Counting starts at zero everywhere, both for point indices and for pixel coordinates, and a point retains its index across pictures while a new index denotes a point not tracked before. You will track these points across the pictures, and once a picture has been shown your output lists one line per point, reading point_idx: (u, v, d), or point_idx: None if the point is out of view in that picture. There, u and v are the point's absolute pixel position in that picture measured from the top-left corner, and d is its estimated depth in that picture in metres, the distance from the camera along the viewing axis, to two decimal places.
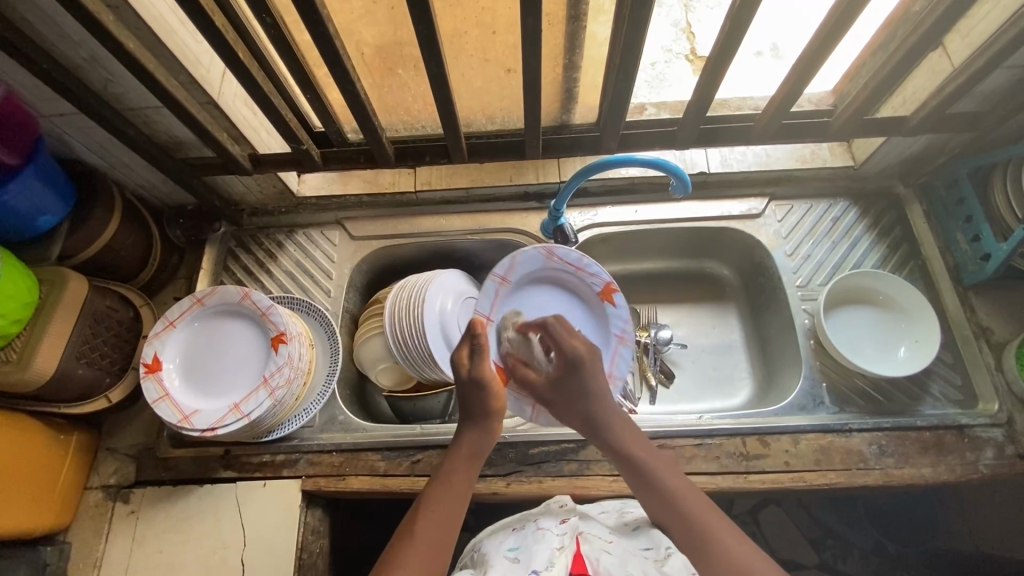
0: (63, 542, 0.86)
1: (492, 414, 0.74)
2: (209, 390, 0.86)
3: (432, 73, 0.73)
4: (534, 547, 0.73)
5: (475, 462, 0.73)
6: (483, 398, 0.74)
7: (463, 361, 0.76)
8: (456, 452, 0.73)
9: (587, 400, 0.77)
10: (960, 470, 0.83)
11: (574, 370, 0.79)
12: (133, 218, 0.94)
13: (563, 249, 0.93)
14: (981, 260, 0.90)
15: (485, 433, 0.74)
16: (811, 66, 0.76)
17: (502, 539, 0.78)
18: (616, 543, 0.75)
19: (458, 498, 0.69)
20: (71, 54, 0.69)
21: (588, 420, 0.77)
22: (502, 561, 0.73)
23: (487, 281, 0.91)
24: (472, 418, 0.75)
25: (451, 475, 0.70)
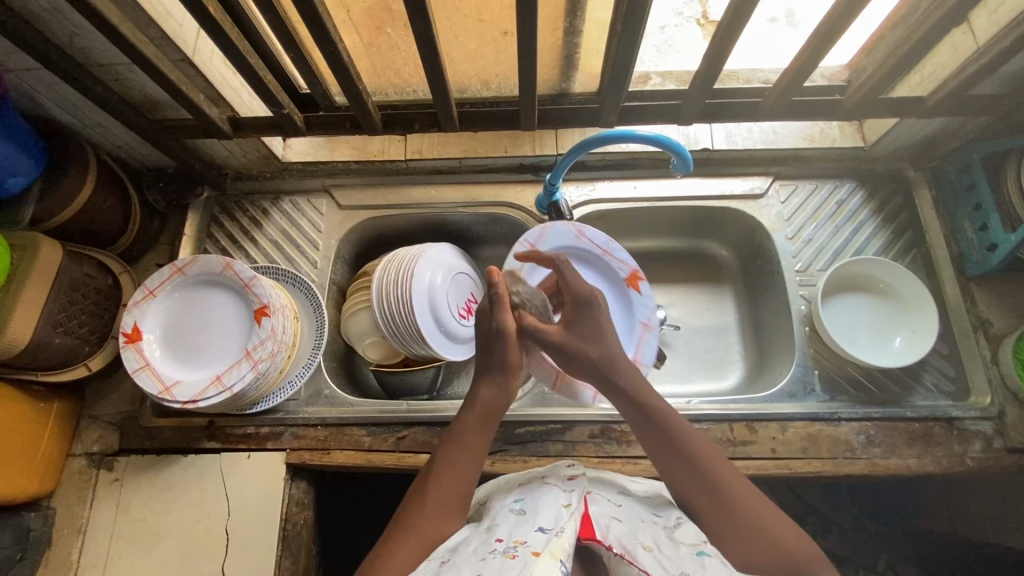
0: (47, 507, 0.87)
1: (510, 369, 0.70)
2: (191, 361, 0.84)
3: (419, 35, 0.68)
4: (542, 501, 0.64)
5: (490, 421, 0.68)
6: (499, 351, 0.70)
7: (485, 313, 0.72)
8: (473, 407, 0.69)
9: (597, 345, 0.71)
10: (947, 462, 0.83)
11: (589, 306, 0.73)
12: (110, 181, 0.90)
13: (593, 230, 0.95)
14: (987, 250, 0.87)
15: (503, 390, 0.70)
16: (828, 38, 0.71)
17: (508, 493, 0.70)
18: (624, 508, 0.66)
19: (474, 461, 0.65)
20: (30, 3, 0.63)
21: (602, 361, 0.70)
22: (506, 515, 0.64)
23: (517, 246, 0.91)
24: (489, 371, 0.70)
25: (465, 435, 0.66)
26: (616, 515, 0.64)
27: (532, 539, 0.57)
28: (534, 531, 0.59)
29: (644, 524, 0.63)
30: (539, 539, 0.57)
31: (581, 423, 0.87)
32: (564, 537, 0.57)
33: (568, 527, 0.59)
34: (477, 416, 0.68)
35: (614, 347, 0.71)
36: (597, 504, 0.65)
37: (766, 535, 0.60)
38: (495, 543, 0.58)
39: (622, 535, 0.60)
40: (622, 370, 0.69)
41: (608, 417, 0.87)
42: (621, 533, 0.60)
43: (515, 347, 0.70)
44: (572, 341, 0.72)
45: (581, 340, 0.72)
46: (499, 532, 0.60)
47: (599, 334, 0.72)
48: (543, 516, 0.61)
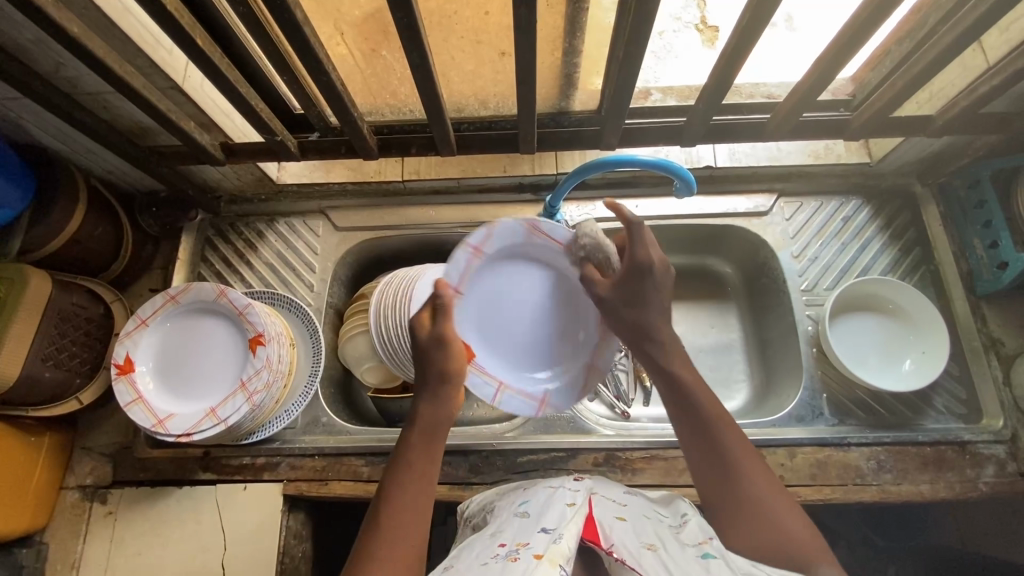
0: (40, 542, 0.85)
1: (449, 377, 0.66)
2: (185, 393, 0.82)
3: (414, 62, 0.66)
4: (546, 503, 0.62)
5: (436, 438, 0.64)
6: (435, 360, 0.66)
7: (424, 321, 0.69)
8: (415, 424, 0.64)
9: (643, 308, 0.69)
10: (960, 487, 0.81)
11: (642, 277, 0.68)
12: (101, 208, 0.88)
13: (549, 222, 0.78)
14: (997, 269, 0.86)
15: (446, 402, 0.65)
16: (836, 61, 0.69)
17: (513, 498, 0.68)
18: (630, 507, 0.64)
19: (424, 481, 0.61)
20: (13, 34, 0.62)
21: (636, 327, 0.69)
22: (511, 519, 0.62)
23: (458, 251, 0.73)
24: (427, 385, 0.66)
25: (411, 454, 0.62)
26: (621, 514, 0.62)
27: (533, 542, 0.55)
28: (536, 533, 0.57)
29: (648, 525, 0.61)
30: (540, 541, 0.55)
31: (585, 451, 0.85)
32: (564, 541, 0.53)
33: (569, 529, 0.55)
34: (421, 434, 0.64)
35: (653, 317, 0.69)
36: (602, 505, 0.63)
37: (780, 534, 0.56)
38: (497, 548, 0.56)
39: (626, 536, 0.57)
40: (659, 342, 0.68)
41: (612, 444, 0.85)
42: (625, 533, 0.58)
43: (454, 353, 0.66)
44: (618, 299, 0.70)
45: (623, 304, 0.70)
46: (502, 538, 0.59)
47: (637, 297, 0.69)
48: (546, 517, 0.59)
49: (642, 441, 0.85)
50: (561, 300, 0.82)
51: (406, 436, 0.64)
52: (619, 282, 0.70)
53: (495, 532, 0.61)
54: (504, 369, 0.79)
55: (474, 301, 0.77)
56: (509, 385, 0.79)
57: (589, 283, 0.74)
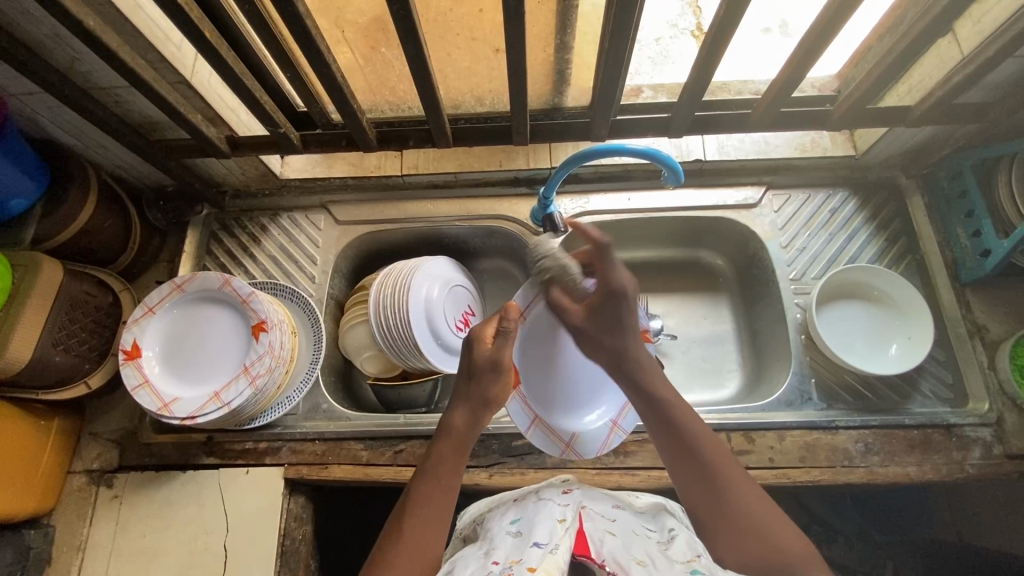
0: (47, 525, 0.87)
1: (490, 403, 0.69)
2: (190, 378, 0.85)
3: (411, 55, 0.69)
4: (537, 518, 0.64)
5: (464, 452, 0.66)
6: (483, 384, 0.69)
7: (487, 338, 0.72)
8: (447, 437, 0.67)
9: (621, 333, 0.72)
10: (946, 469, 0.83)
11: (614, 302, 0.72)
12: (111, 201, 0.92)
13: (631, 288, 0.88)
14: (981, 257, 0.88)
15: (476, 422, 0.68)
16: (812, 52, 0.72)
17: (504, 514, 0.69)
18: (619, 523, 0.66)
19: (448, 493, 0.63)
20: (32, 29, 0.65)
21: (615, 354, 0.72)
22: (504, 537, 0.63)
23: (531, 279, 0.84)
24: (468, 400, 0.69)
25: (440, 466, 0.65)
26: (611, 529, 0.63)
27: (527, 556, 0.57)
28: (529, 547, 0.58)
29: (637, 541, 0.62)
30: (533, 555, 0.56)
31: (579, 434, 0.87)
32: (558, 553, 0.55)
33: (562, 542, 0.57)
34: (450, 447, 0.66)
35: (631, 342, 0.72)
36: (592, 520, 0.64)
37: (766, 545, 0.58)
38: (490, 565, 0.57)
39: (616, 550, 0.59)
40: (636, 359, 0.71)
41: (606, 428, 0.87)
42: (615, 548, 0.59)
43: (504, 382, 0.70)
44: (595, 329, 0.73)
45: (602, 333, 0.73)
46: (495, 555, 0.59)
47: (617, 326, 0.72)
48: (538, 532, 0.60)
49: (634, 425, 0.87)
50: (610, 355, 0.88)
51: (437, 447, 0.67)
52: (597, 305, 0.73)
53: (488, 550, 0.62)
54: (538, 401, 0.85)
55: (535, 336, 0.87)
56: (542, 422, 0.85)
57: (560, 305, 0.77)
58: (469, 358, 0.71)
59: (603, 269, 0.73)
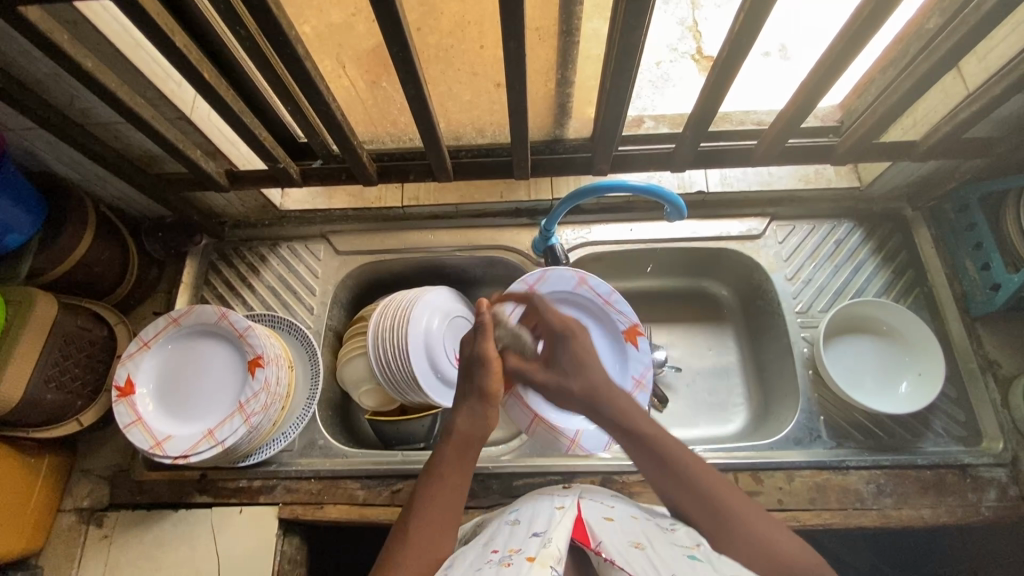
0: (35, 566, 0.85)
1: (489, 398, 0.67)
2: (184, 415, 0.83)
3: (411, 94, 0.69)
4: (537, 511, 0.66)
5: (473, 450, 0.65)
6: (476, 378, 0.67)
7: (468, 339, 0.70)
8: (450, 438, 0.66)
9: (588, 365, 0.73)
10: (961, 512, 0.80)
11: (562, 341, 0.75)
12: (108, 233, 0.91)
13: (596, 279, 0.92)
14: (991, 290, 0.86)
15: (481, 419, 0.66)
16: (821, 85, 0.70)
17: (505, 509, 0.72)
18: (618, 510, 0.67)
19: (456, 495, 0.63)
20: (31, 69, 0.65)
21: (585, 396, 0.71)
22: (503, 527, 0.66)
23: (515, 284, 0.89)
24: (467, 400, 0.67)
25: (444, 467, 0.64)
26: (610, 516, 0.65)
27: (526, 547, 0.58)
28: (528, 537, 0.60)
29: (636, 526, 0.64)
30: (532, 545, 0.58)
31: (581, 474, 0.85)
32: (553, 544, 0.56)
33: (558, 533, 0.59)
34: (455, 447, 0.65)
35: (596, 377, 0.72)
36: (591, 509, 0.66)
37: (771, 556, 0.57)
38: (490, 554, 0.59)
39: (614, 534, 0.61)
40: (613, 401, 0.69)
41: (610, 468, 0.85)
42: (613, 534, 0.61)
43: (494, 376, 0.67)
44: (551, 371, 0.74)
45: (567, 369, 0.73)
46: (494, 544, 0.62)
47: (578, 364, 0.73)
48: (537, 523, 0.63)
49: (639, 465, 0.85)
50: (608, 347, 0.94)
51: (439, 451, 0.65)
52: (552, 358, 0.75)
53: (488, 541, 0.64)
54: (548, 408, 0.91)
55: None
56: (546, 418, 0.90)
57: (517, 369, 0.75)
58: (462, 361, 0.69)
59: (545, 318, 0.76)
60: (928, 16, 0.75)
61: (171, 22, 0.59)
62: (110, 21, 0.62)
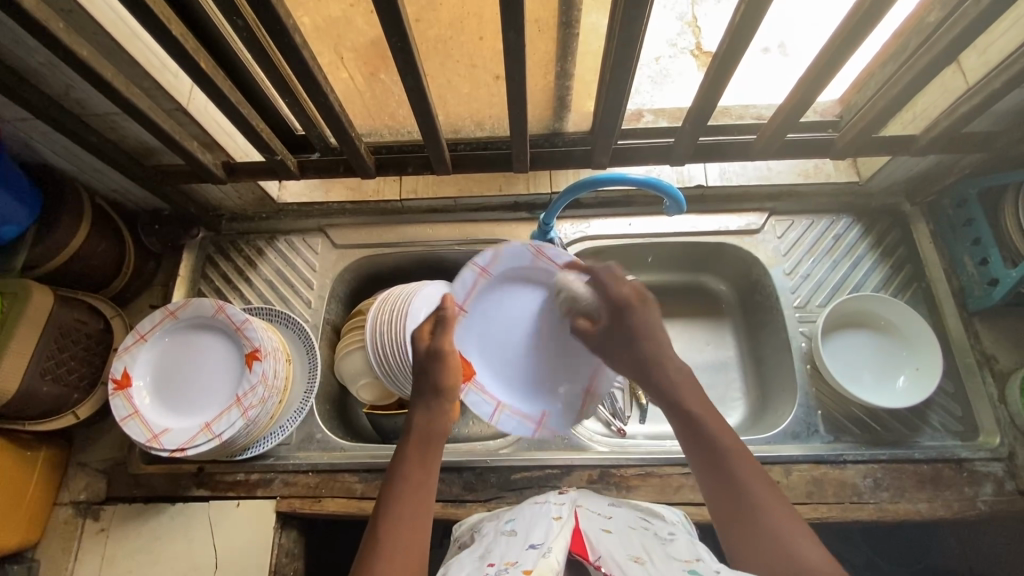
0: (31, 559, 0.85)
1: (444, 392, 0.69)
2: (182, 408, 0.83)
3: (410, 85, 0.69)
4: (534, 521, 0.66)
5: (432, 449, 0.66)
6: (432, 375, 0.70)
7: (425, 334, 0.74)
8: (410, 438, 0.66)
9: (641, 339, 0.75)
10: (958, 506, 0.80)
11: (620, 316, 0.78)
12: (104, 225, 0.91)
13: (555, 249, 0.83)
14: (989, 285, 0.86)
15: (439, 415, 0.68)
16: (821, 79, 0.70)
17: (501, 517, 0.71)
18: (616, 520, 0.67)
19: (422, 490, 0.62)
20: (26, 58, 0.64)
21: (645, 361, 0.74)
22: (500, 538, 0.65)
23: (464, 270, 0.81)
24: (422, 399, 0.69)
25: (408, 462, 0.64)
26: (607, 527, 0.65)
27: (523, 559, 0.57)
28: (526, 549, 0.59)
29: (633, 536, 0.64)
30: (529, 557, 0.57)
31: (579, 468, 0.85)
32: (551, 555, 0.56)
33: (556, 543, 0.58)
34: (417, 445, 0.66)
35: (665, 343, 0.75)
36: (589, 518, 0.66)
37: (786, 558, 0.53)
38: (487, 567, 0.59)
39: (612, 545, 0.60)
40: (660, 369, 0.72)
41: (608, 461, 0.85)
42: (610, 546, 0.60)
43: (451, 370, 0.71)
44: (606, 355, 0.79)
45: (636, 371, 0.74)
46: (492, 555, 0.61)
47: (652, 334, 0.75)
48: (534, 534, 0.62)
49: (637, 458, 0.85)
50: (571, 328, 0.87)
51: (401, 451, 0.65)
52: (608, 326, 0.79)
53: (485, 552, 0.63)
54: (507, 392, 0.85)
55: (482, 318, 0.85)
56: (508, 407, 0.85)
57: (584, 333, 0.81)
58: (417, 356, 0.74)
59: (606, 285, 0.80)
60: (928, 10, 0.75)
61: (167, 11, 0.59)
62: (106, 9, 0.62)
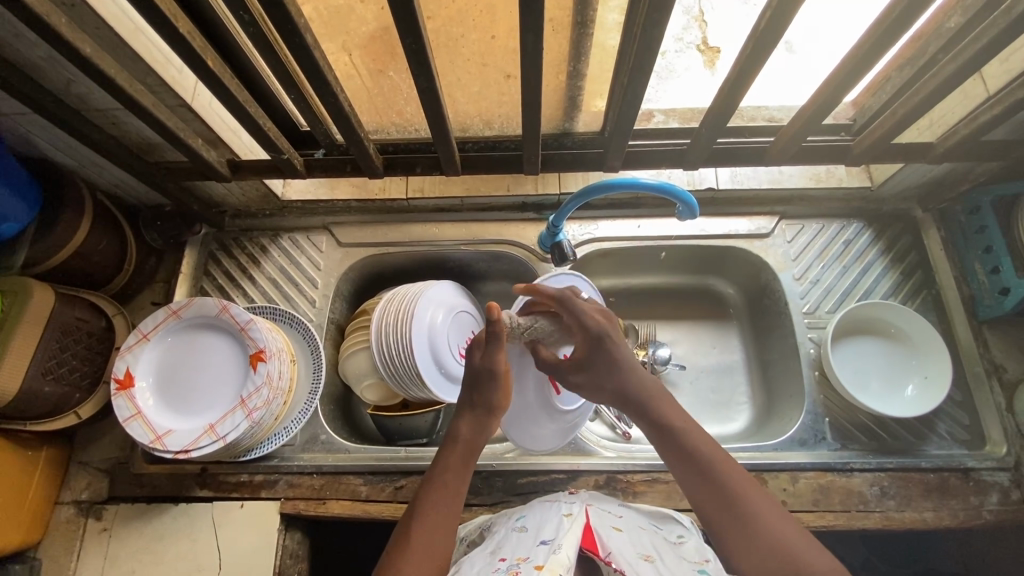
0: (33, 559, 0.84)
1: (497, 411, 0.69)
2: (186, 409, 0.82)
3: (423, 85, 0.67)
4: (544, 518, 0.66)
5: (470, 458, 0.66)
6: (489, 391, 0.68)
7: (480, 345, 0.69)
8: (454, 446, 0.66)
9: (619, 373, 0.69)
10: (964, 515, 0.80)
11: (600, 347, 0.70)
12: (105, 221, 0.89)
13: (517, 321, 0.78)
14: (999, 295, 0.86)
15: (486, 428, 0.68)
16: (844, 83, 0.68)
17: (512, 514, 0.71)
18: (626, 519, 0.67)
19: (455, 502, 0.62)
20: (26, 52, 0.62)
21: (618, 394, 0.69)
22: (511, 536, 0.65)
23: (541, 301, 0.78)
24: (472, 410, 0.68)
25: (447, 474, 0.64)
26: (617, 525, 0.65)
27: (534, 555, 0.57)
28: (536, 546, 0.59)
29: (645, 536, 0.64)
30: (540, 553, 0.57)
31: (585, 473, 0.85)
32: (562, 551, 0.55)
33: (567, 540, 0.58)
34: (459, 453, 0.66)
35: (630, 381, 0.69)
36: (599, 517, 0.66)
37: (792, 560, 0.55)
38: (498, 563, 0.58)
39: (623, 545, 0.60)
40: (639, 386, 0.68)
41: (615, 467, 0.85)
42: (620, 544, 0.60)
43: (505, 387, 0.69)
44: (578, 378, 0.72)
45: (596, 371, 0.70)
46: (502, 553, 0.61)
47: (619, 368, 0.69)
48: (545, 531, 0.62)
49: (643, 464, 0.85)
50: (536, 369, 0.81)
51: (442, 458, 0.65)
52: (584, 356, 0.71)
53: (495, 549, 0.63)
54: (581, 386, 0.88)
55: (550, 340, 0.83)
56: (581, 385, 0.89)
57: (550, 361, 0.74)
58: (467, 368, 0.70)
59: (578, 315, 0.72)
60: (949, 15, 0.73)
61: (174, 8, 0.57)
62: (109, 3, 0.60)
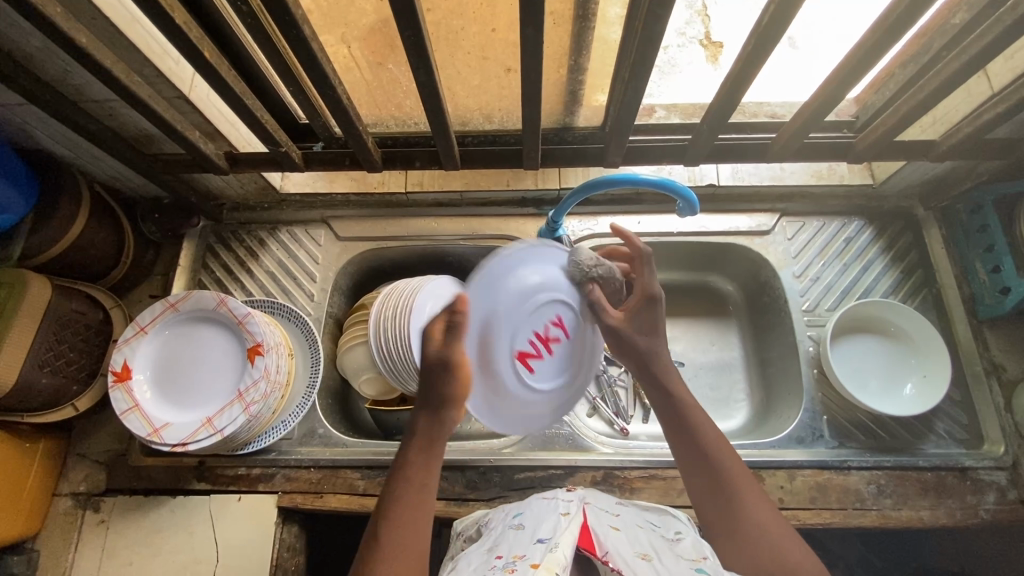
0: (31, 550, 0.84)
1: (454, 401, 0.61)
2: (183, 402, 0.82)
3: (422, 78, 0.67)
4: (541, 515, 0.66)
5: (435, 449, 0.61)
6: (443, 384, 0.61)
7: (435, 334, 0.62)
8: (415, 441, 0.61)
9: (654, 340, 0.71)
10: (961, 514, 0.81)
11: (651, 307, 0.71)
12: (102, 213, 0.88)
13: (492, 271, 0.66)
14: (1000, 294, 0.86)
15: (447, 418, 0.62)
16: (848, 79, 0.68)
17: (509, 511, 0.71)
18: (623, 518, 0.67)
19: (425, 500, 0.59)
20: (22, 42, 0.62)
21: (646, 357, 0.70)
22: (508, 533, 0.65)
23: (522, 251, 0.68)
24: (427, 403, 0.61)
25: (411, 471, 0.60)
26: (614, 524, 0.65)
27: (531, 553, 0.57)
28: (533, 544, 0.59)
29: (642, 534, 0.64)
30: (537, 551, 0.57)
31: (583, 469, 0.85)
32: (559, 550, 0.55)
33: (564, 539, 0.57)
34: (421, 447, 0.61)
35: (662, 351, 0.71)
36: (596, 515, 0.66)
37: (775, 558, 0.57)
38: (495, 560, 0.58)
39: (620, 544, 0.60)
40: (664, 369, 0.70)
41: (612, 463, 0.85)
42: (618, 543, 0.60)
43: (461, 378, 0.61)
44: (630, 328, 0.71)
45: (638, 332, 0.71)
46: (499, 550, 0.61)
47: (649, 329, 0.71)
48: (542, 528, 0.62)
49: (641, 461, 0.85)
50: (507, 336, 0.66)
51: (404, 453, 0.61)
52: (631, 311, 0.72)
53: (492, 546, 0.63)
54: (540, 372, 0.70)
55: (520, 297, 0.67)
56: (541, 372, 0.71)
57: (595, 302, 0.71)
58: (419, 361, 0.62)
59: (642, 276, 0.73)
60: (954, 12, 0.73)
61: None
62: None
